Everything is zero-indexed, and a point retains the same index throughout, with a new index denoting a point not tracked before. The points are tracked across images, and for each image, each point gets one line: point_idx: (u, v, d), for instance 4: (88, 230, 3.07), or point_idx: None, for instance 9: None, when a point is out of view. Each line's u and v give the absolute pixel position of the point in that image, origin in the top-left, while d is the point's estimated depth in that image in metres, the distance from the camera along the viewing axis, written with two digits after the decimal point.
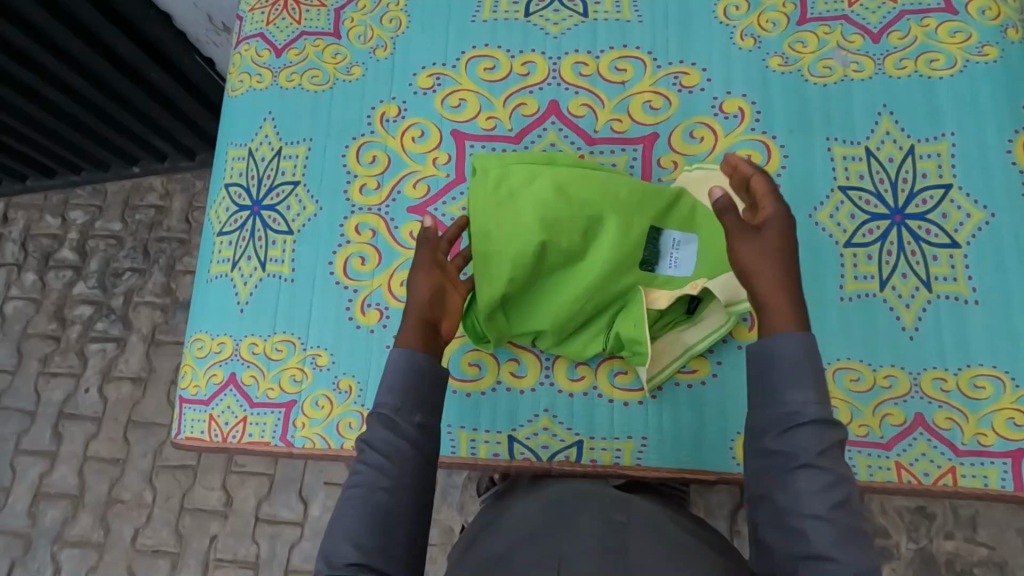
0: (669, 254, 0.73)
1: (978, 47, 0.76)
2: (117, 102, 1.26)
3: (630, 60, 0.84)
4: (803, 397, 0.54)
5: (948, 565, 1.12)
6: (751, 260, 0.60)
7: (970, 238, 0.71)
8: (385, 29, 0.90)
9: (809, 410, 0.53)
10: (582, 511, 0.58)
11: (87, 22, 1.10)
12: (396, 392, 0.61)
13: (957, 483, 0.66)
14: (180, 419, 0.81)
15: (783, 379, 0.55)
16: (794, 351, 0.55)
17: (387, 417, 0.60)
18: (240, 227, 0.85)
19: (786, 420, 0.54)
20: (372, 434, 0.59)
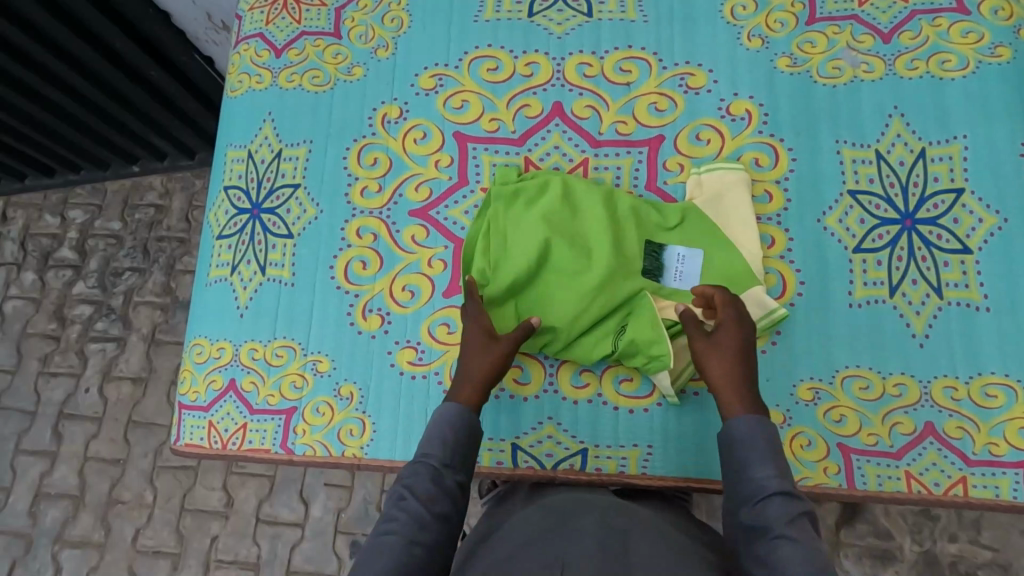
0: (674, 267, 0.74)
1: (990, 48, 0.75)
2: (116, 100, 1.25)
3: (635, 60, 0.82)
4: (764, 473, 0.57)
5: (951, 567, 1.11)
6: (713, 361, 0.64)
7: (982, 244, 0.70)
8: (386, 29, 0.89)
9: (772, 483, 0.56)
10: (583, 514, 0.58)
11: (87, 21, 1.08)
12: (446, 445, 0.63)
13: (968, 493, 0.65)
14: (179, 426, 0.80)
15: (745, 459, 0.58)
16: (751, 434, 0.59)
17: (433, 469, 0.62)
18: (239, 230, 0.84)
19: (754, 492, 0.56)
20: (416, 482, 0.61)
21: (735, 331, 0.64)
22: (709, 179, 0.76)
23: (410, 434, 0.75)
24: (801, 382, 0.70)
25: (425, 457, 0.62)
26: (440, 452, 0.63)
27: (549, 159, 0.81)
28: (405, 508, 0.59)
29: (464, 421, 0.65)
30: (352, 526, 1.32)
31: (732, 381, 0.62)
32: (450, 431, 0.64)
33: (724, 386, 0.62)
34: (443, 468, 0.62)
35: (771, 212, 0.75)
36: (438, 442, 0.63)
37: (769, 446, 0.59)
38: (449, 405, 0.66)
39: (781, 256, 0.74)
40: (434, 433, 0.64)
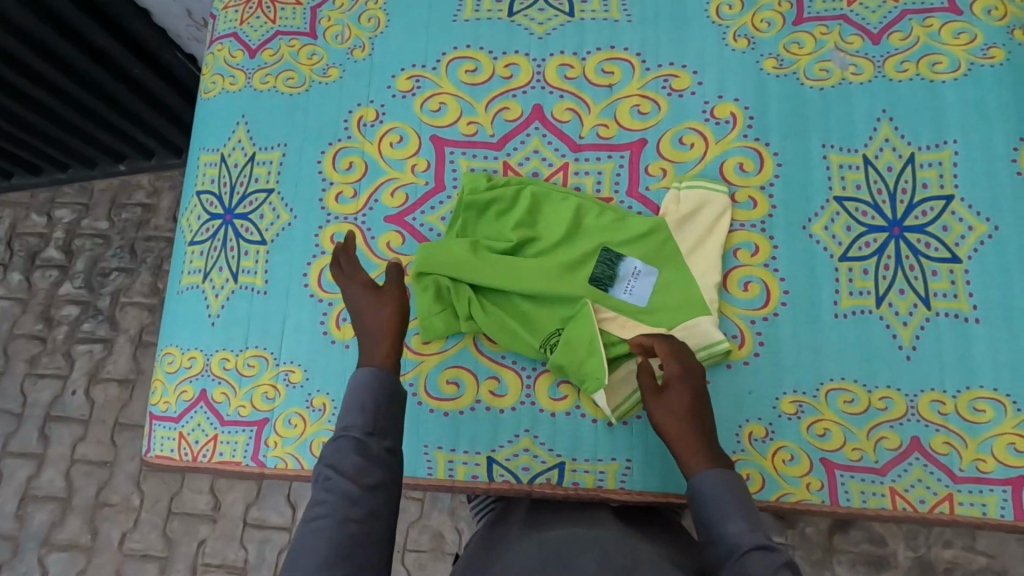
0: (625, 280, 0.72)
1: (983, 49, 0.72)
2: (101, 99, 1.22)
3: (618, 62, 0.80)
4: (737, 526, 0.54)
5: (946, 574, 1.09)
6: (667, 420, 0.63)
7: (972, 253, 0.68)
8: (363, 28, 0.86)
9: (746, 539, 0.54)
10: (583, 551, 0.54)
11: (67, 18, 1.05)
12: (367, 412, 0.58)
13: (954, 511, 0.63)
14: (150, 437, 0.79)
15: (717, 513, 0.56)
16: (717, 488, 0.58)
17: (358, 441, 0.57)
18: (212, 236, 0.82)
19: (731, 549, 0.54)
20: (341, 460, 0.55)
21: (687, 386, 0.63)
22: (688, 195, 0.73)
23: None
24: (784, 395, 0.68)
25: (347, 430, 0.57)
26: (363, 422, 0.58)
27: (528, 164, 0.78)
28: (332, 489, 0.54)
29: (381, 382, 0.60)
30: None
31: (687, 439, 0.61)
32: (370, 394, 0.60)
33: (681, 444, 0.61)
34: (369, 437, 0.57)
35: (755, 219, 0.73)
36: (359, 410, 0.59)
37: (737, 497, 0.57)
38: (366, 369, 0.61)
39: (764, 264, 0.72)
40: (355, 401, 0.59)
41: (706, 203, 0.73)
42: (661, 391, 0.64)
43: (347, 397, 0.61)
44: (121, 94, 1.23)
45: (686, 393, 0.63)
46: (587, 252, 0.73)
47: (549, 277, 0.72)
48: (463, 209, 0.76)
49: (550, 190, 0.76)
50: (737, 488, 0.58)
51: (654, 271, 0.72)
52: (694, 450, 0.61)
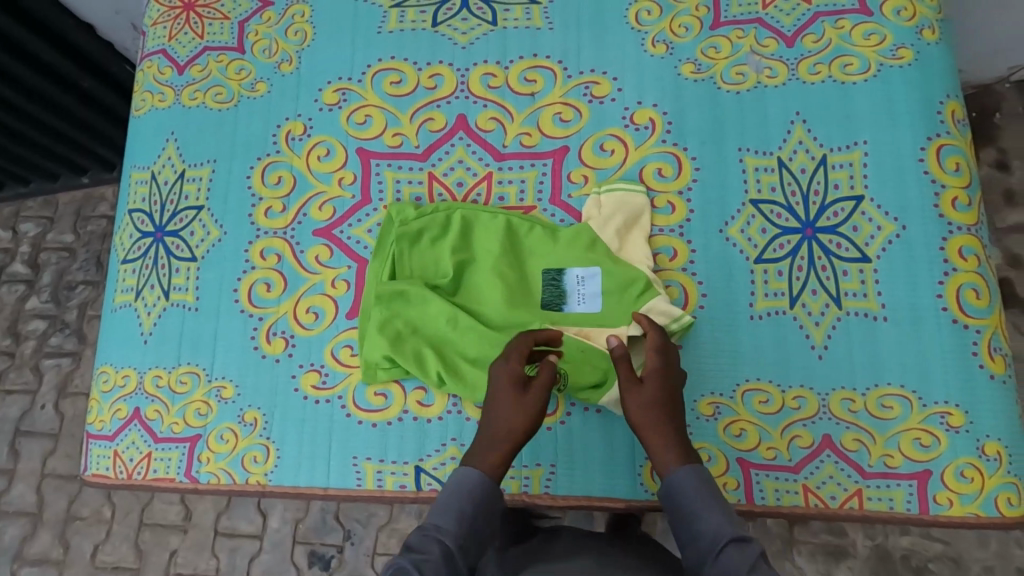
0: (575, 292, 0.73)
1: (892, 50, 0.73)
2: (55, 114, 1.20)
3: (540, 70, 0.80)
4: (716, 518, 0.54)
5: (903, 562, 1.11)
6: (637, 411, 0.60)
7: (880, 252, 0.69)
8: (290, 42, 0.86)
9: (726, 530, 0.53)
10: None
11: (16, 38, 1.04)
12: (463, 521, 0.56)
13: (863, 506, 0.64)
14: (87, 455, 0.79)
15: (695, 508, 0.56)
16: (688, 481, 0.57)
17: (448, 551, 0.54)
18: (144, 254, 0.83)
19: (711, 544, 0.53)
20: (427, 563, 0.52)
21: (661, 378, 0.61)
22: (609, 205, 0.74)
23: (315, 458, 0.74)
24: (701, 397, 0.69)
25: (439, 533, 0.55)
26: (456, 530, 0.55)
27: (452, 174, 0.79)
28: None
29: (489, 500, 0.58)
30: (311, 535, 1.31)
31: (660, 434, 0.59)
32: (472, 506, 0.57)
33: (653, 437, 0.59)
34: (456, 550, 0.55)
35: (674, 224, 0.74)
36: (455, 516, 0.56)
37: (706, 487, 0.57)
38: (476, 477, 0.59)
39: (683, 268, 0.73)
40: (455, 505, 0.57)
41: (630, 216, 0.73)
42: (639, 382, 0.61)
43: (441, 498, 0.58)
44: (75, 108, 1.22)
45: (661, 386, 0.61)
46: (533, 279, 0.75)
47: (501, 308, 0.73)
48: (395, 240, 0.76)
49: (479, 211, 0.76)
50: (707, 480, 0.58)
51: (597, 271, 0.73)
52: (666, 442, 0.59)
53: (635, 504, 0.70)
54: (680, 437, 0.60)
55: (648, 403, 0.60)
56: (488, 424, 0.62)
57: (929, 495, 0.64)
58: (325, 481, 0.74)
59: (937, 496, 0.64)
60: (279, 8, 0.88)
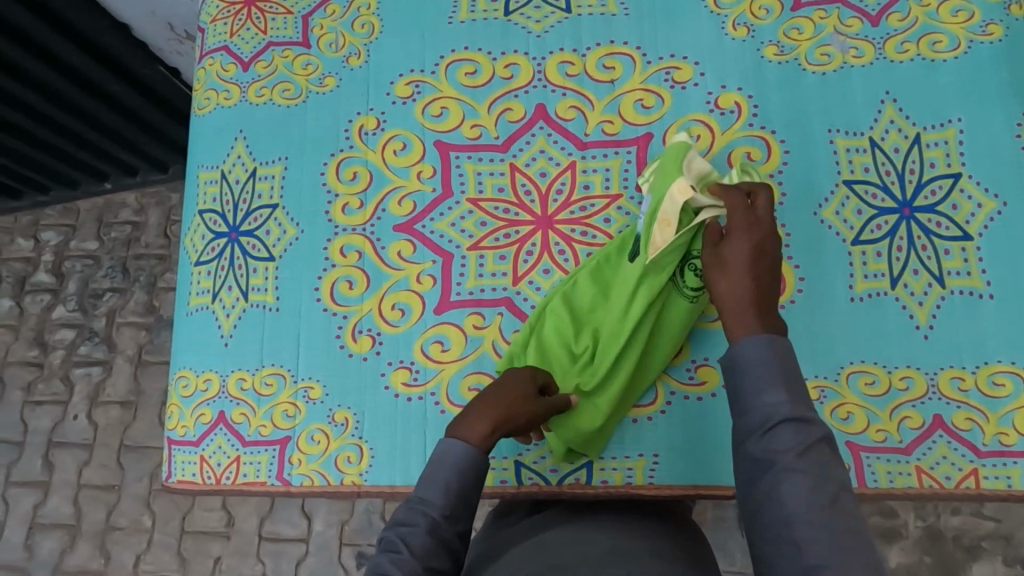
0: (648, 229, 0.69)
1: (981, 26, 0.73)
2: (67, 111, 1.16)
3: (619, 56, 0.79)
4: (775, 394, 0.50)
5: (955, 542, 1.11)
6: (722, 282, 0.56)
7: (982, 230, 0.69)
8: (357, 35, 0.85)
9: (783, 412, 0.49)
10: (581, 559, 0.57)
11: (20, 26, 0.99)
12: (450, 494, 0.56)
13: (980, 485, 0.64)
14: (170, 462, 0.78)
15: (755, 381, 0.51)
16: (762, 354, 0.52)
17: (434, 520, 0.55)
18: (218, 255, 0.81)
19: (761, 421, 0.50)
20: (411, 534, 0.54)
21: (744, 240, 0.56)
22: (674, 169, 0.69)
23: (408, 454, 0.73)
24: (805, 381, 0.68)
25: (424, 505, 0.56)
26: (443, 502, 0.56)
27: (535, 164, 0.78)
28: (398, 564, 0.52)
29: (474, 466, 0.58)
30: (357, 537, 1.29)
31: (739, 303, 0.54)
32: (458, 476, 0.57)
33: (729, 306, 0.55)
34: (444, 520, 0.56)
35: None
36: (442, 488, 0.57)
37: (780, 363, 0.51)
38: (462, 446, 0.58)
39: None
40: (441, 476, 0.57)
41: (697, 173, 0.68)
42: (720, 257, 0.57)
43: (430, 465, 0.58)
44: (91, 107, 1.17)
45: (742, 246, 0.56)
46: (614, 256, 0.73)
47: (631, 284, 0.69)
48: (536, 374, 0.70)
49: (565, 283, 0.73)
50: (779, 347, 0.52)
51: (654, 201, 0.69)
52: (743, 316, 0.54)
53: None
54: (762, 309, 0.54)
55: (723, 268, 0.56)
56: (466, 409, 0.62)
57: None
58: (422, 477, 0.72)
59: None
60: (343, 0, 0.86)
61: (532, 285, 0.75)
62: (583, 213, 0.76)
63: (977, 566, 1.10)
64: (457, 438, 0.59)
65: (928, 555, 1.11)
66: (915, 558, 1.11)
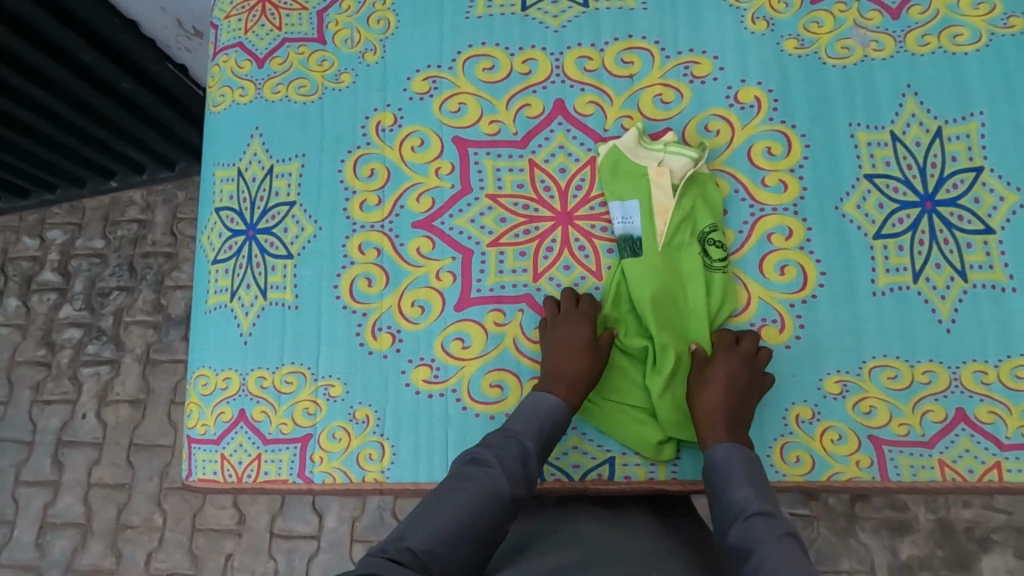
0: (629, 227, 0.74)
1: (1003, 19, 0.72)
2: (73, 107, 1.15)
3: (637, 51, 0.79)
4: (746, 492, 0.57)
5: (967, 534, 1.11)
6: (701, 396, 0.66)
7: (1004, 223, 0.69)
8: (373, 31, 0.84)
9: (754, 504, 0.55)
10: (619, 556, 0.56)
11: (23, 14, 0.96)
12: (541, 435, 0.64)
13: (1003, 478, 0.64)
14: (190, 461, 0.78)
15: (732, 483, 0.59)
16: (730, 460, 0.61)
17: (526, 452, 0.61)
18: (236, 253, 0.81)
19: (738, 512, 0.55)
20: (505, 456, 0.59)
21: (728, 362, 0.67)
22: (673, 164, 0.73)
23: (432, 451, 0.73)
24: (828, 375, 0.68)
25: (519, 435, 0.62)
26: (535, 439, 0.63)
27: (554, 160, 0.78)
28: (489, 476, 0.57)
29: (560, 419, 0.66)
30: (368, 534, 1.29)
31: (711, 416, 0.64)
32: (549, 422, 0.65)
33: (705, 417, 0.65)
34: (533, 453, 0.62)
35: (787, 203, 0.73)
36: (536, 428, 0.64)
37: (748, 470, 0.60)
38: (554, 401, 0.66)
39: (799, 246, 0.72)
40: (534, 419, 0.64)
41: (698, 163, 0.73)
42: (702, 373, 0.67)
43: (524, 408, 0.66)
44: (99, 104, 1.17)
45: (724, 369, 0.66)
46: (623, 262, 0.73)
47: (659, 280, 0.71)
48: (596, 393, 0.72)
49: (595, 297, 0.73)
50: (750, 462, 0.60)
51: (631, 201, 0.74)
52: (716, 428, 0.64)
53: None
54: (733, 424, 0.64)
55: (702, 386, 0.66)
56: (551, 371, 0.69)
57: None
58: (446, 475, 0.73)
59: None
60: None
61: (553, 281, 0.75)
62: (603, 209, 0.76)
63: (988, 558, 1.10)
64: (549, 394, 0.67)
65: (940, 547, 1.12)
66: (927, 550, 1.12)
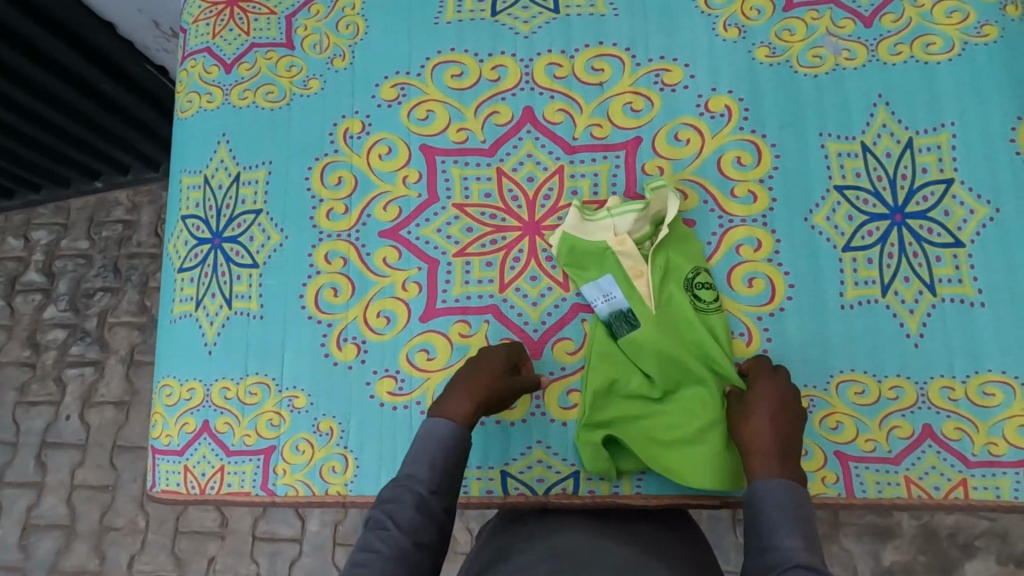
0: (613, 302, 0.71)
1: (977, 27, 0.71)
2: (59, 110, 1.15)
3: (608, 58, 0.78)
4: (791, 542, 0.53)
5: (950, 539, 1.10)
6: (751, 427, 0.62)
7: (974, 236, 0.67)
8: (342, 36, 0.83)
9: (797, 555, 0.52)
10: (597, 561, 0.57)
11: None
12: (435, 468, 0.61)
13: (968, 496, 0.63)
14: (155, 471, 0.78)
15: (773, 525, 0.55)
16: (777, 497, 0.57)
17: (420, 497, 0.59)
18: (202, 262, 0.80)
19: (779, 562, 0.52)
20: (399, 510, 0.58)
21: (772, 391, 0.64)
22: (623, 225, 0.71)
23: (396, 465, 0.72)
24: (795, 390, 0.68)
25: (412, 481, 0.60)
26: (428, 477, 0.60)
27: (522, 169, 0.76)
28: (388, 540, 0.55)
29: (459, 442, 0.63)
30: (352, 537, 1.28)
31: (765, 449, 0.60)
32: (441, 449, 0.62)
33: (757, 447, 0.61)
34: (430, 495, 0.60)
35: (756, 214, 0.72)
36: (427, 464, 0.61)
37: (797, 513, 0.56)
38: (445, 423, 0.64)
39: (768, 258, 0.71)
40: (427, 453, 0.62)
41: (651, 203, 0.71)
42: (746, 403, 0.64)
43: (418, 444, 0.63)
44: (80, 104, 1.15)
45: (770, 397, 0.63)
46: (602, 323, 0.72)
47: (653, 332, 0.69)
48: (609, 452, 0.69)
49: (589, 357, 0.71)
50: (798, 499, 0.57)
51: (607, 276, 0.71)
52: (769, 456, 0.60)
53: (731, 500, 0.68)
54: (787, 457, 0.60)
55: (747, 415, 0.63)
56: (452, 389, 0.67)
57: None
58: None
59: None
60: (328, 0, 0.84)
61: (519, 292, 0.74)
62: None
63: (972, 564, 1.09)
64: (441, 416, 0.65)
65: (923, 553, 1.10)
66: (910, 556, 1.11)
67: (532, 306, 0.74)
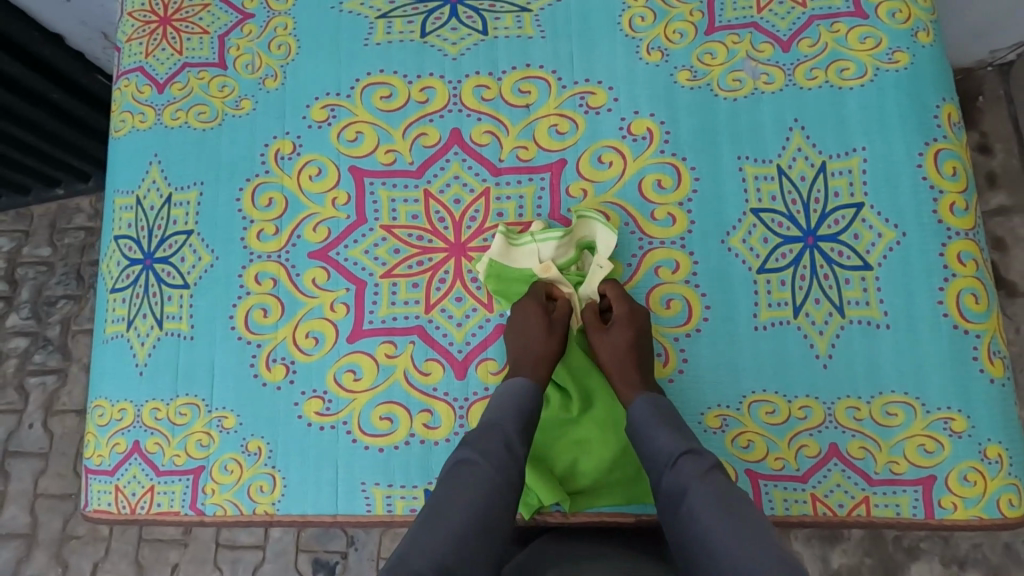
0: None
1: (888, 54, 0.73)
2: (12, 121, 1.08)
3: (534, 81, 0.78)
4: (668, 438, 0.60)
5: (896, 543, 1.07)
6: (603, 354, 0.69)
7: (881, 259, 0.69)
8: (274, 56, 0.83)
9: (677, 446, 0.59)
10: None
11: None
12: (520, 415, 0.64)
13: (870, 512, 0.66)
14: (87, 491, 0.78)
15: (650, 432, 0.62)
16: (647, 412, 0.64)
17: (508, 436, 0.61)
18: (133, 282, 0.80)
19: (667, 458, 0.59)
20: (493, 446, 0.60)
21: (630, 327, 0.69)
22: (548, 252, 0.74)
23: (321, 483, 0.73)
24: (708, 410, 0.69)
25: (501, 423, 0.62)
26: (515, 422, 0.63)
27: (449, 191, 0.77)
28: (479, 470, 0.58)
29: (535, 396, 0.66)
30: (314, 543, 1.26)
31: (625, 373, 0.68)
32: (525, 403, 0.65)
33: (617, 375, 0.68)
34: (517, 436, 0.62)
35: (674, 236, 0.73)
36: (512, 412, 0.64)
37: (667, 417, 0.63)
38: (526, 383, 0.67)
39: (685, 280, 0.72)
40: (510, 403, 0.65)
41: (575, 229, 0.74)
42: (603, 331, 0.70)
43: (499, 398, 0.66)
44: (33, 116, 1.09)
45: (627, 332, 0.69)
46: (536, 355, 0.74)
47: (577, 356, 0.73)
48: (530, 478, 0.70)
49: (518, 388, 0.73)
50: (663, 406, 0.65)
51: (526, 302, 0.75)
52: (632, 383, 0.67)
53: (646, 517, 0.71)
54: (645, 379, 0.67)
55: (603, 343, 0.70)
56: (518, 353, 0.70)
57: (933, 500, 0.65)
58: (335, 506, 0.73)
59: (941, 500, 0.65)
60: (260, 20, 0.85)
61: (444, 313, 0.75)
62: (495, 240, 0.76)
63: (916, 566, 1.06)
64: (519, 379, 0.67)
65: (869, 556, 1.07)
66: (857, 559, 1.07)
67: (457, 327, 0.75)
